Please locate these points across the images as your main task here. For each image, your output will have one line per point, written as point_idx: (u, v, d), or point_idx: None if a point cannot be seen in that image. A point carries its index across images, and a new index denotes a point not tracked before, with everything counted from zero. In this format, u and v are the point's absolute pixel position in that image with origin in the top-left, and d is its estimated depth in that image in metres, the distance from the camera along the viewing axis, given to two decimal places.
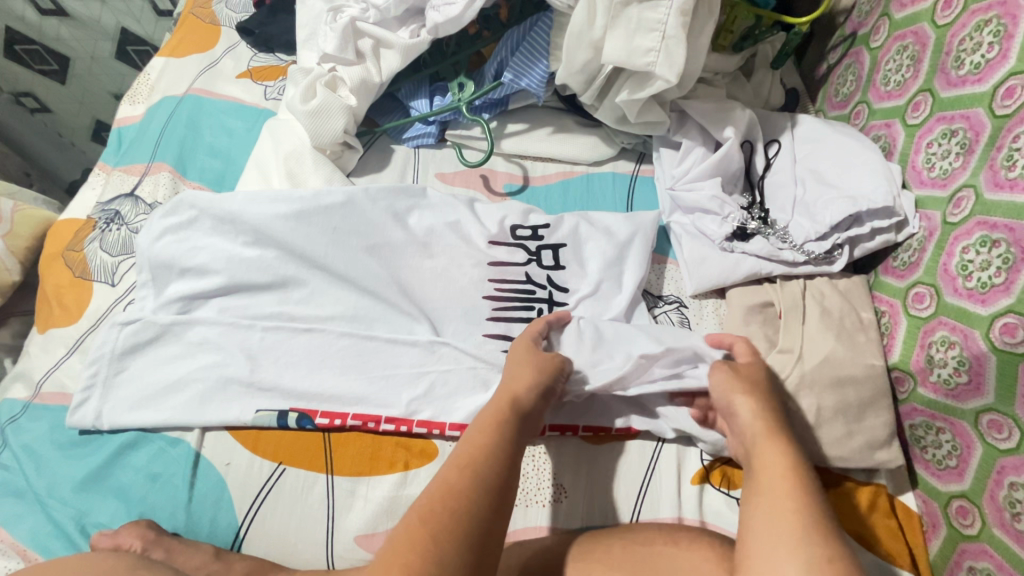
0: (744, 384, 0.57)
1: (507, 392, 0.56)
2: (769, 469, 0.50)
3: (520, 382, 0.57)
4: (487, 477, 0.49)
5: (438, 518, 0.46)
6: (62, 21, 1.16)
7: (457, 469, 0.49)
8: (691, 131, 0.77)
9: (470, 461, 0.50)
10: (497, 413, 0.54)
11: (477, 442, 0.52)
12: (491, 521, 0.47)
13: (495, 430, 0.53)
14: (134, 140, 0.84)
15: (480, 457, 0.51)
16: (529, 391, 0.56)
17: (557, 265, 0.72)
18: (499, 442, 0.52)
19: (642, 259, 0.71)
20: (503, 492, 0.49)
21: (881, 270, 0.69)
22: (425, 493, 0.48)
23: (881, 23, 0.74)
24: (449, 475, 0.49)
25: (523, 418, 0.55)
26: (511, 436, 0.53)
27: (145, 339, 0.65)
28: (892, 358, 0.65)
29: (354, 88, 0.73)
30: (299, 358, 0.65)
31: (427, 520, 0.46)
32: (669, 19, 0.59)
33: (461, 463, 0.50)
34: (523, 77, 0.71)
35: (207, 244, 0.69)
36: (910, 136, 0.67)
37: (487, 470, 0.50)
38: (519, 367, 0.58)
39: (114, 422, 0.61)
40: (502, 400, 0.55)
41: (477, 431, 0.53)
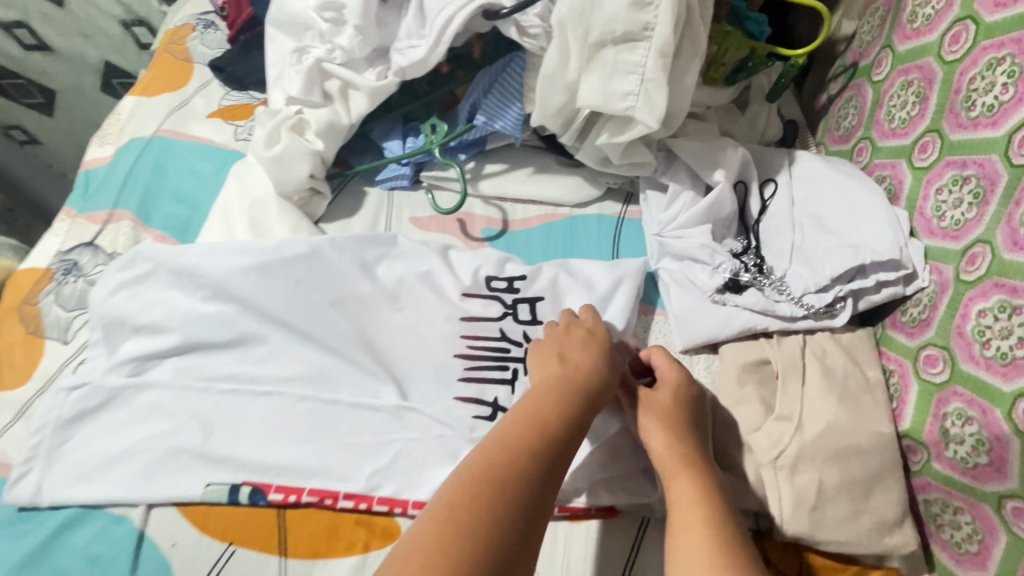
0: (660, 417, 0.56)
1: (567, 374, 0.55)
2: (682, 503, 0.50)
3: (582, 366, 0.56)
4: (539, 459, 0.48)
5: (486, 500, 0.45)
6: (45, 56, 1.12)
7: (507, 451, 0.48)
8: (679, 172, 0.72)
9: (523, 441, 0.49)
10: (558, 387, 0.54)
11: (527, 422, 0.51)
12: (539, 494, 0.47)
13: (555, 412, 0.52)
14: (100, 183, 0.80)
15: (533, 438, 0.50)
16: (593, 375, 0.56)
17: (534, 320, 0.67)
18: (558, 416, 0.52)
19: (624, 312, 0.65)
20: (553, 477, 0.48)
21: (888, 324, 0.63)
22: (467, 472, 0.47)
23: (882, 55, 0.69)
24: (498, 454, 0.48)
25: (585, 402, 0.54)
26: (569, 419, 0.52)
27: (93, 405, 0.61)
28: (902, 425, 0.59)
29: (320, 131, 0.69)
30: (256, 425, 0.61)
31: (468, 501, 0.45)
32: (647, 62, 0.55)
33: (508, 442, 0.49)
34: (496, 120, 0.67)
35: (163, 300, 0.65)
36: (917, 180, 0.61)
37: (538, 453, 0.49)
38: (582, 346, 0.59)
39: (54, 498, 0.57)
40: (562, 382, 0.55)
41: (528, 411, 0.52)
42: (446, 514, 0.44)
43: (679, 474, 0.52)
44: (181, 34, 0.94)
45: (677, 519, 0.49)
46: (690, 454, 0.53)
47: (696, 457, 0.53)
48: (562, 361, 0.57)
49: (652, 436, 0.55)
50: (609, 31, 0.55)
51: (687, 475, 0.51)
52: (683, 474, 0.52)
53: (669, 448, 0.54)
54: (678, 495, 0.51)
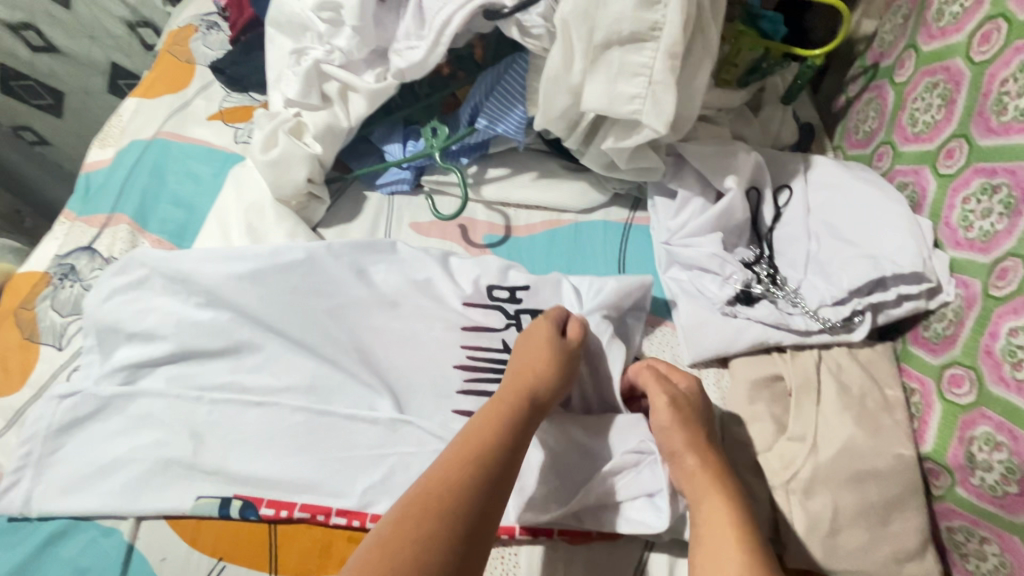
0: (688, 425, 0.54)
1: (515, 386, 0.54)
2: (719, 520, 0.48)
3: (532, 375, 0.55)
4: (480, 481, 0.46)
5: (421, 520, 0.43)
6: (53, 57, 1.12)
7: (448, 468, 0.47)
8: (688, 179, 0.69)
9: (466, 462, 0.47)
10: (505, 399, 0.53)
11: (470, 438, 0.49)
12: (482, 509, 0.45)
13: (497, 430, 0.50)
14: (100, 186, 0.79)
15: (476, 458, 0.48)
16: (542, 385, 0.54)
17: None
18: (502, 428, 0.50)
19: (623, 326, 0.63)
20: (495, 497, 0.47)
21: (909, 338, 0.60)
22: (409, 500, 0.45)
23: (906, 55, 0.65)
24: (438, 479, 0.46)
25: (530, 413, 0.52)
26: (513, 434, 0.50)
27: (84, 413, 0.60)
28: (924, 447, 0.55)
29: (319, 135, 0.68)
30: (247, 436, 0.59)
31: (406, 531, 0.42)
32: (655, 63, 0.52)
33: (452, 465, 0.47)
34: (499, 122, 0.65)
35: (158, 306, 0.63)
36: (942, 188, 0.58)
37: (478, 473, 0.47)
38: (534, 348, 0.57)
39: (43, 509, 0.56)
40: (508, 395, 0.53)
41: (472, 430, 0.50)
42: (381, 544, 0.42)
43: (711, 493, 0.50)
44: (183, 35, 0.94)
45: (709, 544, 0.47)
46: (721, 475, 0.51)
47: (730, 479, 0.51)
48: (513, 370, 0.56)
49: (683, 453, 0.53)
50: (615, 31, 0.52)
51: (720, 497, 0.49)
52: (715, 493, 0.50)
53: (702, 469, 0.51)
54: (709, 518, 0.48)
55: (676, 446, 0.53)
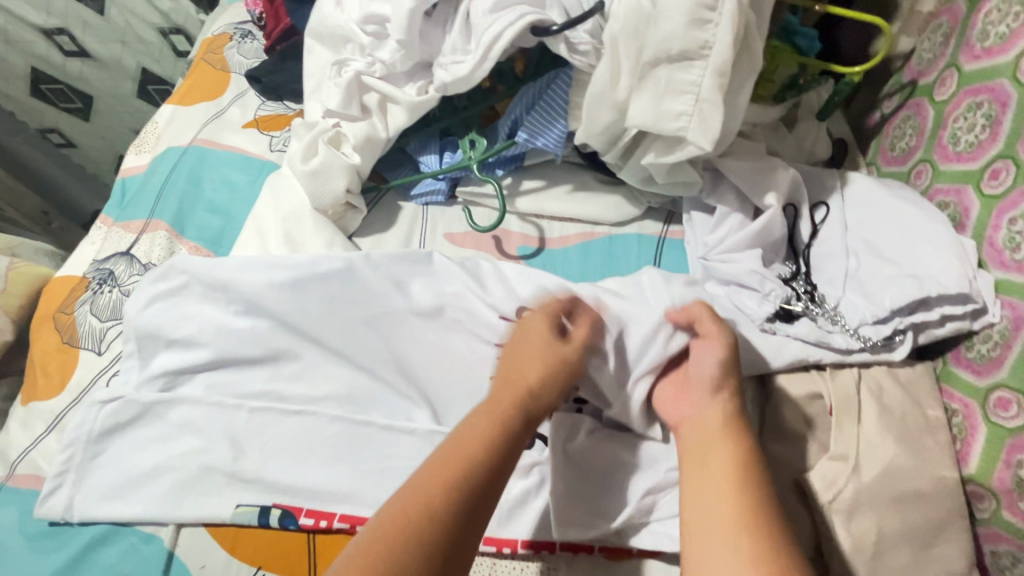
0: (728, 368, 0.54)
1: (507, 397, 0.52)
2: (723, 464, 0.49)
3: (527, 387, 0.53)
4: (462, 495, 0.45)
5: (401, 533, 0.42)
6: (84, 62, 1.12)
7: (432, 478, 0.46)
8: (726, 194, 0.69)
9: (451, 478, 0.46)
10: (496, 404, 0.51)
11: (456, 446, 0.48)
12: (465, 523, 0.44)
13: (483, 438, 0.48)
14: (137, 192, 0.80)
15: (460, 474, 0.46)
16: (536, 398, 0.52)
17: None
18: (490, 435, 0.49)
19: (659, 356, 0.58)
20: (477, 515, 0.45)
21: (951, 359, 0.60)
22: (390, 514, 0.43)
23: (947, 74, 0.65)
24: (422, 490, 0.45)
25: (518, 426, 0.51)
26: (502, 440, 0.49)
27: (125, 420, 0.60)
28: (967, 469, 0.55)
29: (359, 146, 0.68)
30: (286, 445, 0.59)
31: (383, 544, 0.41)
32: (703, 81, 0.53)
33: (436, 480, 0.46)
34: (539, 136, 0.66)
35: (197, 313, 0.64)
36: (987, 208, 0.57)
37: (461, 486, 0.45)
38: (530, 350, 0.55)
39: (85, 514, 0.57)
40: (499, 406, 0.51)
41: (459, 437, 0.49)
42: (357, 561, 0.41)
43: (725, 442, 0.50)
44: (219, 43, 0.95)
45: (710, 484, 0.48)
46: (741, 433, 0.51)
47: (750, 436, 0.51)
48: (506, 372, 0.55)
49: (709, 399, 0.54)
50: (664, 49, 0.53)
51: (728, 447, 0.50)
52: (728, 444, 0.50)
53: (722, 418, 0.52)
54: (718, 464, 0.49)
55: (714, 386, 0.54)
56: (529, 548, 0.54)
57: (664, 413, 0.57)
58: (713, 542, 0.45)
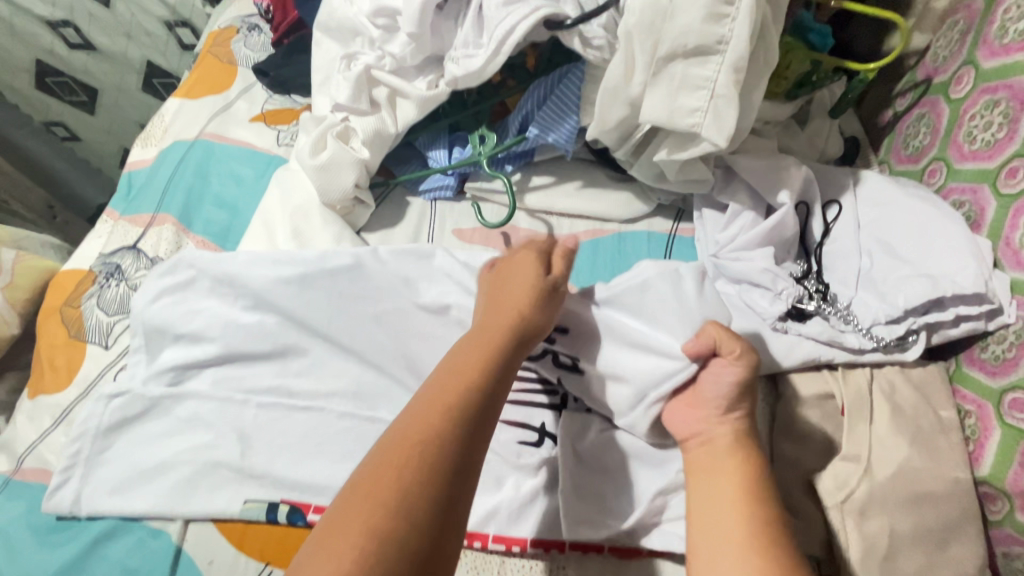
0: (744, 390, 0.53)
1: (496, 325, 0.53)
2: (734, 487, 0.49)
3: (515, 312, 0.53)
4: (461, 419, 0.45)
5: (404, 459, 0.42)
6: (89, 55, 1.12)
7: (431, 407, 0.46)
8: (738, 192, 0.68)
9: (445, 400, 0.46)
10: (487, 335, 0.52)
11: (452, 376, 0.48)
12: (466, 445, 0.44)
13: (477, 366, 0.49)
14: (143, 186, 0.80)
15: (455, 396, 0.46)
16: (525, 322, 0.53)
17: (573, 365, 0.60)
18: (482, 363, 0.49)
19: (684, 373, 0.54)
20: (477, 434, 0.46)
21: (964, 359, 0.59)
22: (390, 441, 0.44)
23: (963, 71, 0.64)
24: (421, 419, 0.45)
25: (508, 348, 0.52)
26: (495, 365, 0.50)
27: (133, 414, 0.60)
28: (980, 470, 0.54)
29: (367, 140, 0.68)
30: (294, 441, 0.59)
31: (388, 472, 0.41)
32: (719, 76, 0.52)
33: (436, 405, 0.46)
34: (550, 132, 0.66)
35: (205, 307, 0.63)
36: (1003, 208, 0.57)
37: (459, 412, 0.46)
38: (514, 283, 0.56)
39: (92, 508, 0.57)
40: (490, 335, 0.52)
41: (454, 369, 0.49)
42: (363, 487, 0.41)
43: (734, 465, 0.50)
44: (225, 36, 0.94)
45: (721, 507, 0.48)
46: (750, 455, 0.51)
47: (759, 457, 0.51)
48: (493, 305, 0.55)
49: (717, 419, 0.52)
50: (680, 43, 0.52)
51: (741, 469, 0.50)
52: (738, 467, 0.50)
53: (731, 440, 0.51)
54: (728, 490, 0.49)
55: (725, 408, 0.52)
56: (538, 547, 0.53)
57: (670, 428, 0.55)
58: (727, 567, 0.45)
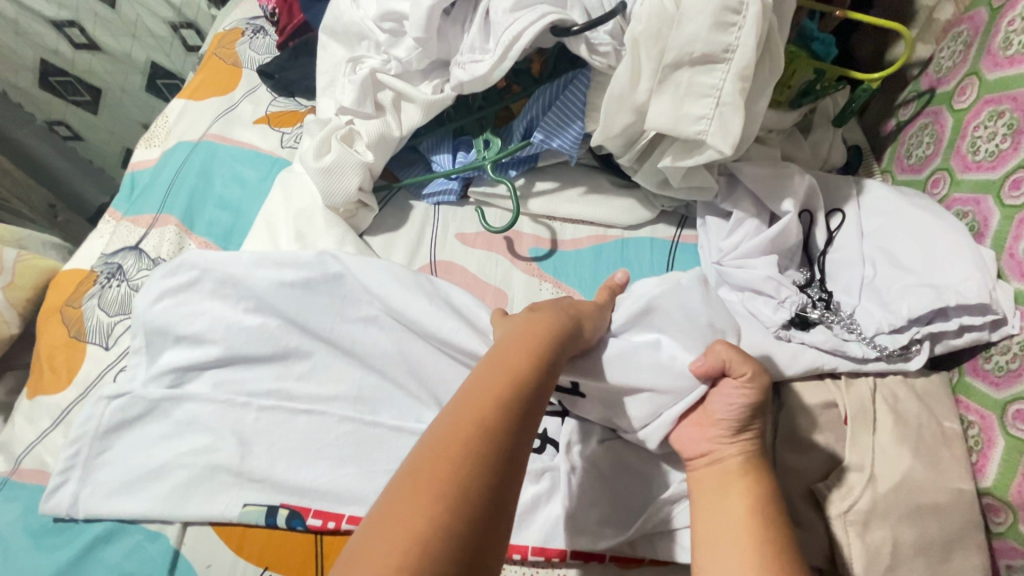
0: (755, 412, 0.51)
1: (546, 317, 0.51)
2: (742, 511, 0.47)
3: (561, 309, 0.53)
4: (513, 411, 0.43)
5: (460, 449, 0.39)
6: (94, 55, 1.12)
7: (483, 397, 0.43)
8: (742, 199, 0.68)
9: (498, 387, 0.44)
10: (534, 328, 0.50)
11: (502, 366, 0.46)
12: (518, 440, 0.42)
13: (529, 359, 0.47)
14: (146, 187, 0.79)
15: (507, 382, 0.44)
16: (572, 317, 0.53)
17: (570, 389, 0.57)
18: (531, 356, 0.47)
19: (693, 395, 0.53)
20: (528, 425, 0.44)
21: (967, 370, 0.59)
22: (442, 428, 0.41)
23: (967, 82, 0.64)
24: (474, 409, 0.42)
25: (559, 340, 0.50)
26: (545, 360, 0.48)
27: (132, 415, 0.60)
28: (983, 481, 0.54)
29: (372, 143, 0.68)
30: (295, 445, 0.59)
31: (443, 462, 0.38)
32: (725, 85, 0.52)
33: (488, 395, 0.43)
34: (555, 137, 0.66)
35: (206, 309, 0.63)
36: (1007, 219, 0.57)
37: (512, 404, 0.43)
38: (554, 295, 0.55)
39: (90, 511, 0.56)
40: (536, 329, 0.50)
41: (503, 359, 0.47)
42: (415, 474, 0.38)
43: (743, 486, 0.49)
44: (230, 37, 0.94)
45: (727, 531, 0.47)
46: (760, 476, 0.50)
47: (769, 479, 0.49)
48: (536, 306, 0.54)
49: (728, 439, 0.51)
50: (686, 51, 0.52)
51: (749, 492, 0.49)
52: (747, 488, 0.49)
53: (741, 461, 0.50)
54: (735, 513, 0.48)
55: (735, 429, 0.51)
56: (540, 555, 0.53)
57: (677, 447, 0.54)
58: None
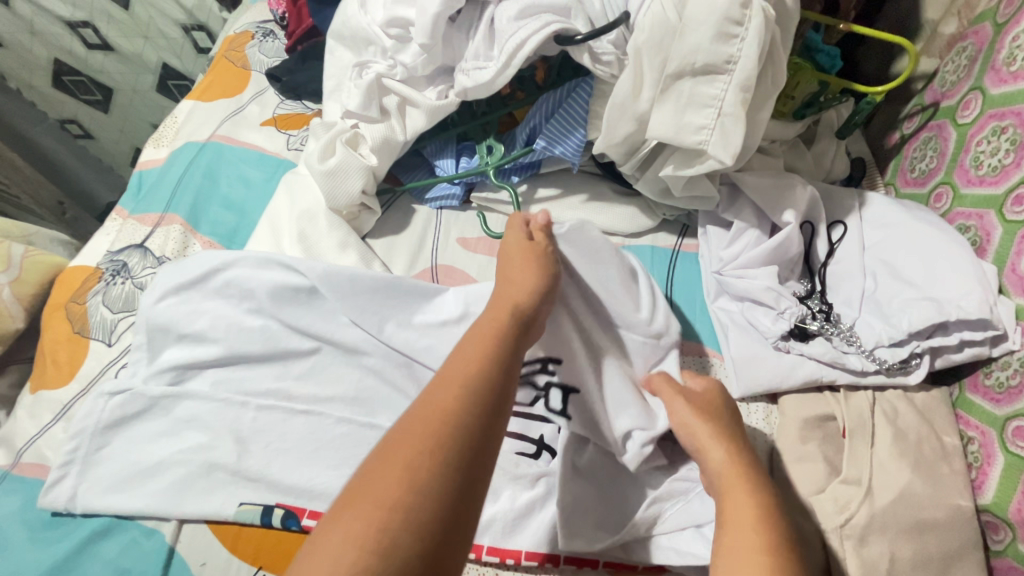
0: (706, 415, 0.54)
1: (506, 303, 0.53)
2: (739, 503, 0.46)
3: (525, 289, 0.55)
4: (480, 392, 0.45)
5: (428, 429, 0.41)
6: (107, 55, 1.14)
7: (448, 382, 0.45)
8: (743, 210, 0.68)
9: (463, 372, 0.46)
10: (496, 316, 0.52)
11: (467, 354, 0.48)
12: (485, 416, 0.43)
13: (490, 344, 0.49)
14: (153, 185, 0.80)
15: (473, 366, 0.46)
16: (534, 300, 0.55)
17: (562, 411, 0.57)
18: (496, 342, 0.49)
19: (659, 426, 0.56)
20: (498, 398, 0.45)
21: (968, 386, 0.59)
22: (410, 414, 0.43)
23: (971, 96, 0.64)
24: (442, 391, 0.44)
25: (520, 324, 0.52)
26: (507, 345, 0.50)
27: (132, 412, 0.60)
28: (982, 498, 0.54)
29: (376, 147, 0.69)
30: (291, 445, 0.59)
31: (411, 442, 0.40)
32: (726, 95, 0.53)
33: (453, 379, 0.45)
34: (557, 144, 0.66)
35: (208, 308, 0.63)
36: (1010, 234, 0.56)
37: (478, 384, 0.45)
38: (518, 273, 0.56)
39: (87, 506, 0.56)
40: (497, 315, 0.52)
41: (467, 346, 0.49)
42: (387, 452, 0.40)
43: (733, 478, 0.49)
44: (241, 41, 0.96)
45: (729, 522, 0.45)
46: (750, 472, 0.49)
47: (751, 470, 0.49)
48: (501, 288, 0.56)
49: (709, 445, 0.52)
50: (689, 62, 0.53)
51: (739, 482, 0.48)
52: (737, 480, 0.49)
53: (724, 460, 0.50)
54: (735, 505, 0.46)
55: (702, 436, 0.53)
56: (532, 560, 0.53)
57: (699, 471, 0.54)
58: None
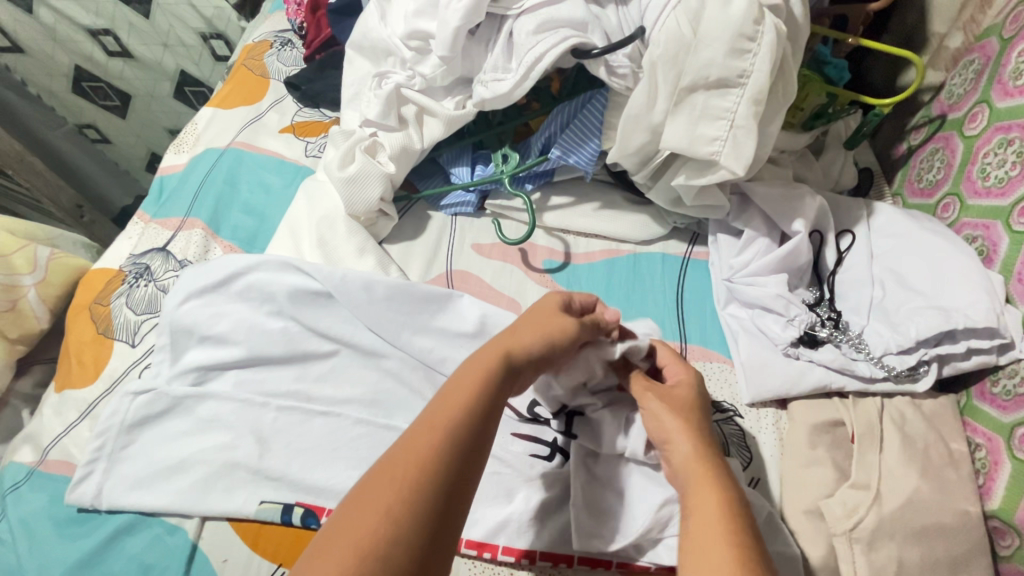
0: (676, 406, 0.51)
1: (495, 351, 0.49)
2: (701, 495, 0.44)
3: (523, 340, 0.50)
4: (451, 455, 0.41)
5: (389, 496, 0.38)
6: (126, 63, 1.16)
7: (421, 442, 0.41)
8: (753, 219, 0.70)
9: (437, 430, 0.42)
10: (482, 364, 0.48)
11: (446, 407, 0.44)
12: (453, 486, 0.40)
13: (471, 398, 0.45)
14: (174, 191, 0.82)
15: (446, 424, 0.43)
16: (531, 352, 0.50)
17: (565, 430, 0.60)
18: (477, 397, 0.45)
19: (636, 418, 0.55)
20: (471, 463, 0.42)
21: (975, 393, 0.60)
22: (373, 476, 0.40)
23: (978, 109, 0.66)
24: (410, 452, 0.41)
25: (508, 377, 0.48)
26: (489, 399, 0.46)
27: (156, 411, 0.62)
28: (990, 504, 0.55)
29: (394, 155, 0.71)
30: (311, 446, 0.60)
31: (370, 512, 0.37)
32: (739, 108, 0.55)
33: (423, 437, 0.42)
34: (572, 153, 0.68)
35: (231, 311, 0.65)
36: (1016, 245, 0.58)
37: (451, 447, 0.42)
38: (524, 324, 0.52)
39: (113, 503, 0.58)
40: (483, 361, 0.48)
41: (447, 397, 0.45)
42: (344, 520, 0.38)
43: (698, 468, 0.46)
44: (260, 50, 0.98)
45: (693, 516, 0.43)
46: (715, 466, 0.46)
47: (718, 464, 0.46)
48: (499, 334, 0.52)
49: (675, 436, 0.49)
50: (702, 76, 0.55)
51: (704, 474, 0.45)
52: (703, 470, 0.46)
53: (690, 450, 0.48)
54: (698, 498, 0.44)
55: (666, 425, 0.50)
56: (547, 560, 0.54)
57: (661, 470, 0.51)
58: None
